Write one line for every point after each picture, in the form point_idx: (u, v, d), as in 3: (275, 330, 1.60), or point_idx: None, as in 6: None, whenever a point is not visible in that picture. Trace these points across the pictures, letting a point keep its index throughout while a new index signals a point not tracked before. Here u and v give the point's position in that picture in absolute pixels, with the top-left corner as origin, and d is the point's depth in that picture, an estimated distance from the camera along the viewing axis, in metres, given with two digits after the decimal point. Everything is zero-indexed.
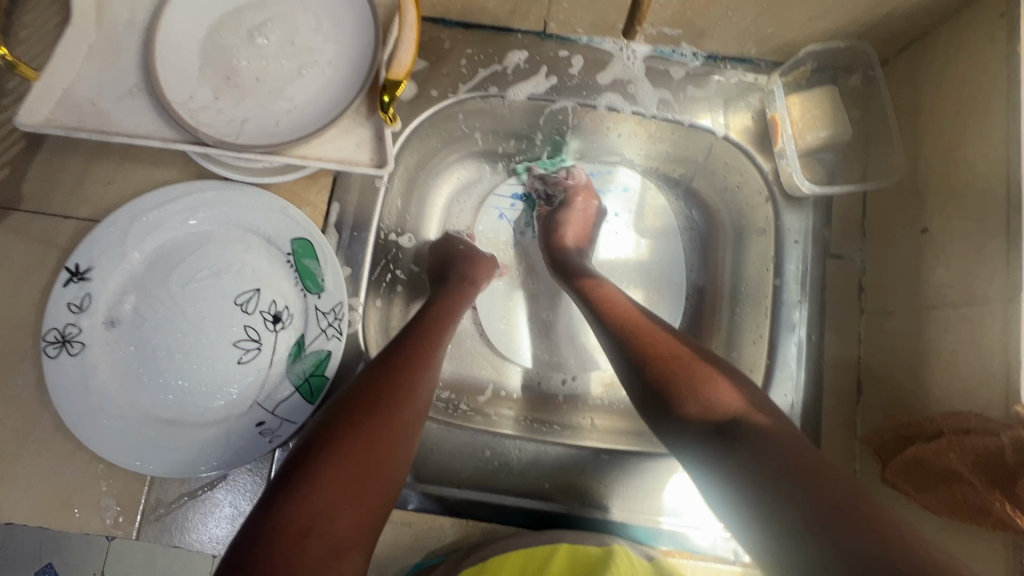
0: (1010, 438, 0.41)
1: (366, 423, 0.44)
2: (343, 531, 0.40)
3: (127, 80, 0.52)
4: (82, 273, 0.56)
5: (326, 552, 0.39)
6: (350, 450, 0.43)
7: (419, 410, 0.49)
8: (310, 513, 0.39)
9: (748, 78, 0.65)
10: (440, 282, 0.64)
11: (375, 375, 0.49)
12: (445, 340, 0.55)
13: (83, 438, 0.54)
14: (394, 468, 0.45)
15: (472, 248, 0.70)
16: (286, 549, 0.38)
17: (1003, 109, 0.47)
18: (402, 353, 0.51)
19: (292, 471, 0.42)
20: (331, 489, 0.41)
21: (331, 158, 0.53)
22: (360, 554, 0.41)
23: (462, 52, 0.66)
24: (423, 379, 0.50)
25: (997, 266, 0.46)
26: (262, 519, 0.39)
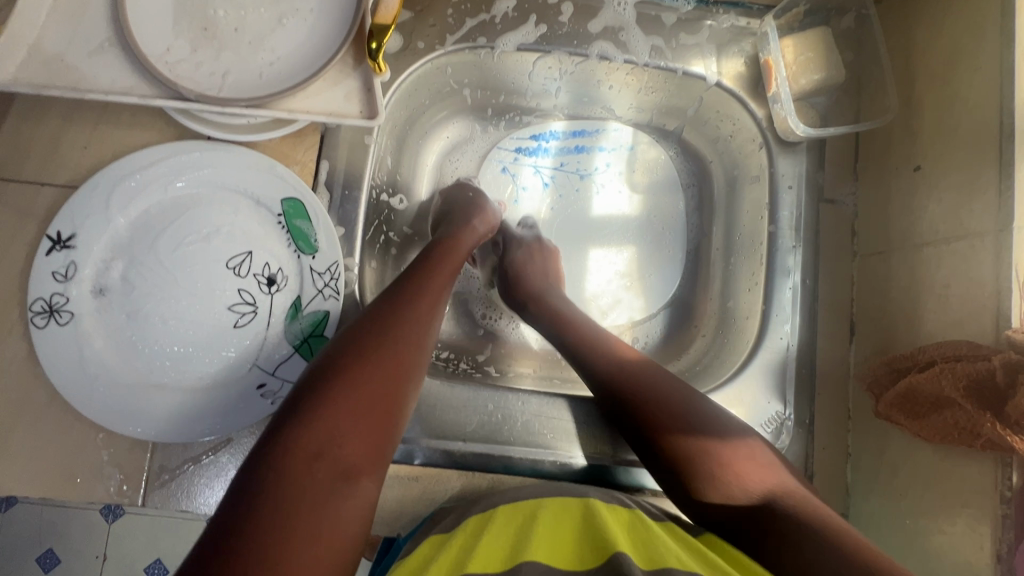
0: (1001, 361, 0.42)
1: (373, 355, 0.45)
2: (353, 458, 0.40)
3: (98, 34, 0.50)
4: (65, 241, 0.54)
5: (336, 476, 0.39)
6: (358, 381, 0.43)
7: (426, 349, 0.49)
8: (320, 439, 0.40)
9: (741, 23, 0.64)
10: (442, 225, 0.64)
11: (381, 310, 0.49)
12: (449, 280, 0.55)
13: (81, 407, 0.53)
14: (403, 402, 0.45)
15: (482, 197, 0.69)
16: (296, 469, 0.38)
17: (998, 40, 0.47)
18: (409, 291, 0.51)
19: (300, 402, 0.42)
20: (340, 417, 0.41)
21: (320, 111, 0.51)
22: (372, 482, 0.41)
23: (448, 1, 0.63)
24: (428, 317, 0.50)
25: (990, 198, 0.47)
26: (269, 445, 0.39)
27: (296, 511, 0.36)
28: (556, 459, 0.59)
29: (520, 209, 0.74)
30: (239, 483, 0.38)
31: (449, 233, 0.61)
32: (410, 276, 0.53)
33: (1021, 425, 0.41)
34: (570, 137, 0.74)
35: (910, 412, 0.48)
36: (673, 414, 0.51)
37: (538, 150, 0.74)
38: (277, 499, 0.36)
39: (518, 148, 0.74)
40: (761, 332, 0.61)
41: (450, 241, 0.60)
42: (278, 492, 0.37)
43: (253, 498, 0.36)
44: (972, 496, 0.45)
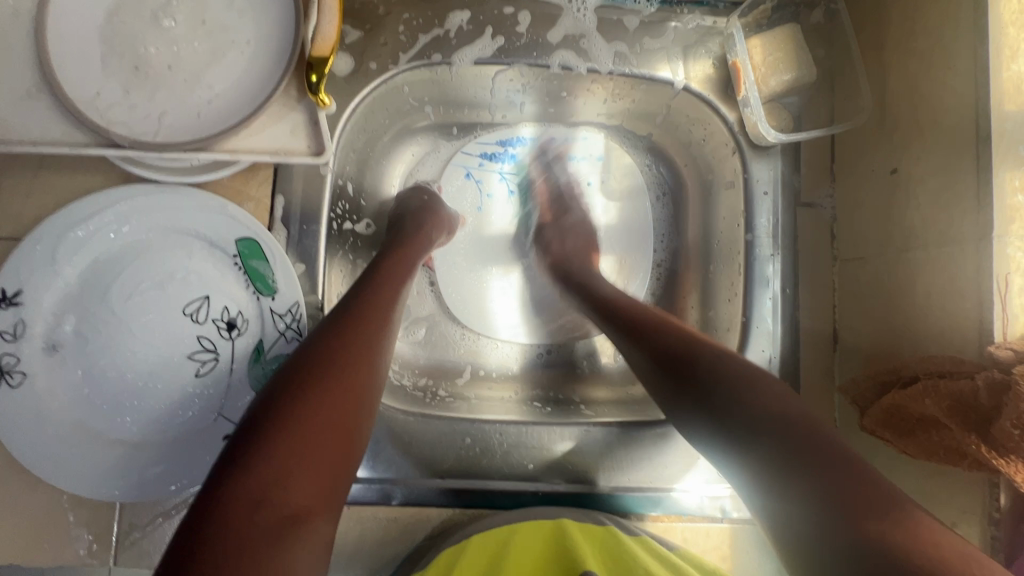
0: (984, 380, 0.41)
1: (317, 385, 0.42)
2: (302, 501, 0.38)
3: (21, 80, 0.47)
4: (11, 298, 0.51)
5: (282, 523, 0.36)
6: (302, 416, 0.40)
7: (378, 372, 0.46)
8: (263, 484, 0.37)
9: (707, 23, 0.61)
10: (394, 234, 0.61)
11: (325, 334, 0.46)
12: (399, 291, 0.53)
13: (40, 470, 0.51)
14: (353, 432, 0.42)
15: (435, 200, 0.66)
16: (236, 522, 0.35)
17: (971, 37, 0.45)
18: (355, 309, 0.48)
19: (241, 445, 0.39)
20: (284, 456, 0.38)
21: (264, 151, 0.49)
22: (325, 523, 0.38)
23: (399, 18, 0.60)
24: (380, 337, 0.48)
25: (969, 204, 0.44)
26: (208, 496, 0.36)
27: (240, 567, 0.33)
28: (537, 489, 0.58)
29: (485, 217, 0.72)
30: (178, 543, 0.35)
31: (400, 242, 0.59)
32: (357, 293, 0.50)
33: (1007, 448, 0.39)
34: (540, 144, 0.71)
35: (896, 429, 0.46)
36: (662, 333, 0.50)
37: (505, 156, 0.71)
38: (218, 557, 0.34)
39: (483, 153, 0.71)
40: (742, 346, 0.59)
41: (403, 251, 0.57)
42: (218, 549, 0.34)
43: (193, 558, 0.34)
44: (960, 516, 0.44)
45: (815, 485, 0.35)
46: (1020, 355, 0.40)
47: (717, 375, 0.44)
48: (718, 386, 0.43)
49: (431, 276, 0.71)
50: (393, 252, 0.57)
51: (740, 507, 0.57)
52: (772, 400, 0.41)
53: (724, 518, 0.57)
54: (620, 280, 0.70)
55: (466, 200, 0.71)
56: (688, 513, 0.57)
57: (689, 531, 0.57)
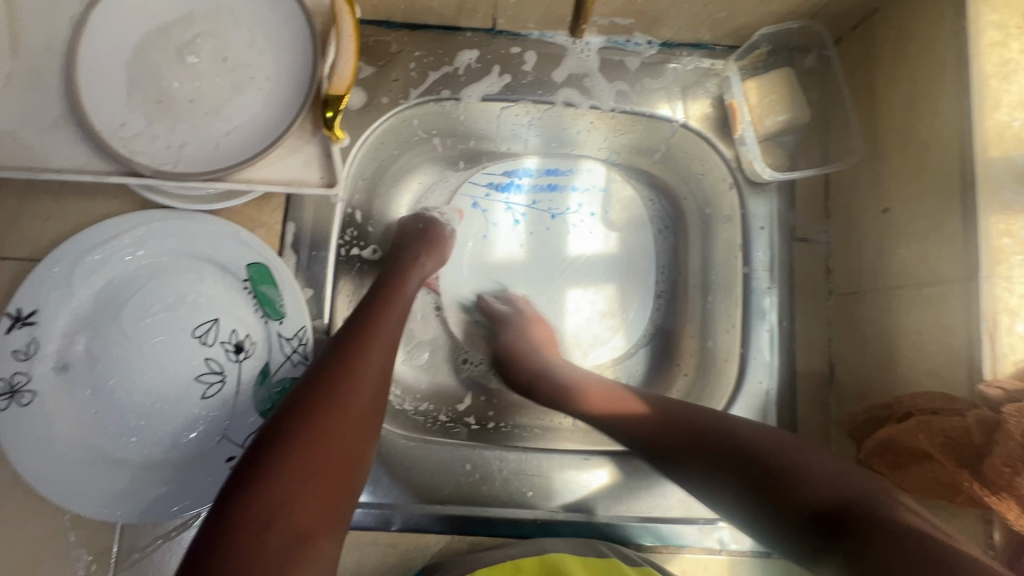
0: (975, 417, 0.41)
1: (322, 406, 0.43)
2: (308, 519, 0.39)
3: (51, 111, 0.49)
4: (26, 318, 0.53)
5: (289, 541, 0.37)
6: (308, 438, 0.41)
7: (381, 392, 0.48)
8: (271, 503, 0.38)
9: (705, 64, 0.64)
10: (393, 257, 0.62)
11: (330, 358, 0.47)
12: (401, 317, 0.54)
13: (45, 489, 0.52)
14: (357, 450, 0.44)
15: (432, 223, 0.67)
16: (246, 544, 0.36)
17: (955, 87, 0.47)
18: (359, 334, 0.50)
19: (249, 466, 0.40)
20: (290, 476, 0.39)
21: (279, 180, 0.51)
22: (329, 540, 0.39)
23: (410, 56, 0.63)
24: (383, 361, 0.49)
25: (956, 245, 0.46)
26: (218, 516, 0.38)
27: None
28: (534, 517, 0.57)
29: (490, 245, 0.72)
30: (191, 561, 0.36)
31: (400, 267, 0.61)
32: (361, 317, 0.52)
33: (998, 485, 0.40)
34: (544, 175, 0.73)
35: (891, 464, 0.47)
36: (666, 412, 0.51)
37: (511, 186, 0.73)
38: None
39: (490, 182, 0.72)
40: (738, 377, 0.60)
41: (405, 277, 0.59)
42: (230, 566, 0.36)
43: (205, 574, 0.35)
44: None
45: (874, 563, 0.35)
46: (1009, 394, 0.41)
47: (757, 444, 0.45)
48: (762, 474, 0.44)
49: (436, 299, 0.72)
50: (394, 278, 0.59)
51: (740, 539, 0.57)
52: (807, 465, 0.43)
53: (722, 549, 0.57)
54: (619, 310, 0.71)
55: (470, 230, 0.72)
56: (687, 545, 0.57)
57: (688, 563, 0.57)
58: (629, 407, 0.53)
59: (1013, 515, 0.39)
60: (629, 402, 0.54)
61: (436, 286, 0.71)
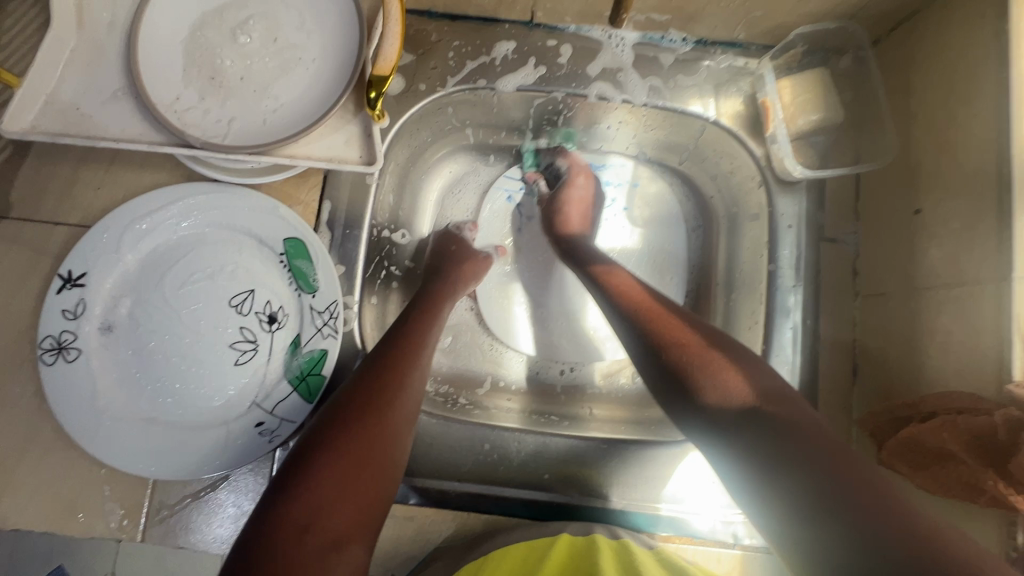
0: (1003, 416, 0.41)
1: (357, 419, 0.45)
2: (342, 526, 0.40)
3: (112, 83, 0.52)
4: (76, 279, 0.56)
5: (325, 546, 0.39)
6: (343, 448, 0.43)
7: (412, 407, 0.49)
8: (307, 510, 0.40)
9: (738, 63, 0.65)
10: (431, 279, 0.64)
11: (365, 373, 0.49)
12: (433, 335, 0.56)
13: (87, 443, 0.54)
14: (390, 463, 0.45)
15: (464, 247, 0.69)
16: (284, 548, 0.38)
17: (994, 89, 0.47)
18: (392, 350, 0.51)
19: (288, 474, 0.42)
20: (326, 486, 0.41)
21: (320, 157, 0.52)
22: (362, 549, 0.41)
23: (449, 45, 0.65)
24: (415, 377, 0.50)
25: (990, 247, 0.46)
26: (259, 525, 0.39)
27: None
28: (550, 499, 0.59)
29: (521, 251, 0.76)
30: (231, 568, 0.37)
31: (431, 290, 0.62)
32: (395, 335, 0.54)
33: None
34: None
35: (913, 464, 0.47)
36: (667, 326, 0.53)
37: (544, 183, 0.76)
38: None
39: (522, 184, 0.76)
40: None
41: (432, 298, 0.61)
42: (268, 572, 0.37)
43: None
44: None
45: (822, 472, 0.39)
46: None
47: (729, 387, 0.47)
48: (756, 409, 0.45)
49: (471, 303, 0.74)
50: (423, 299, 0.60)
51: (753, 534, 0.58)
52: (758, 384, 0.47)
53: (735, 544, 0.58)
54: None
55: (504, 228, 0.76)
56: (699, 537, 0.58)
57: (699, 555, 0.58)
58: (666, 319, 0.54)
59: None
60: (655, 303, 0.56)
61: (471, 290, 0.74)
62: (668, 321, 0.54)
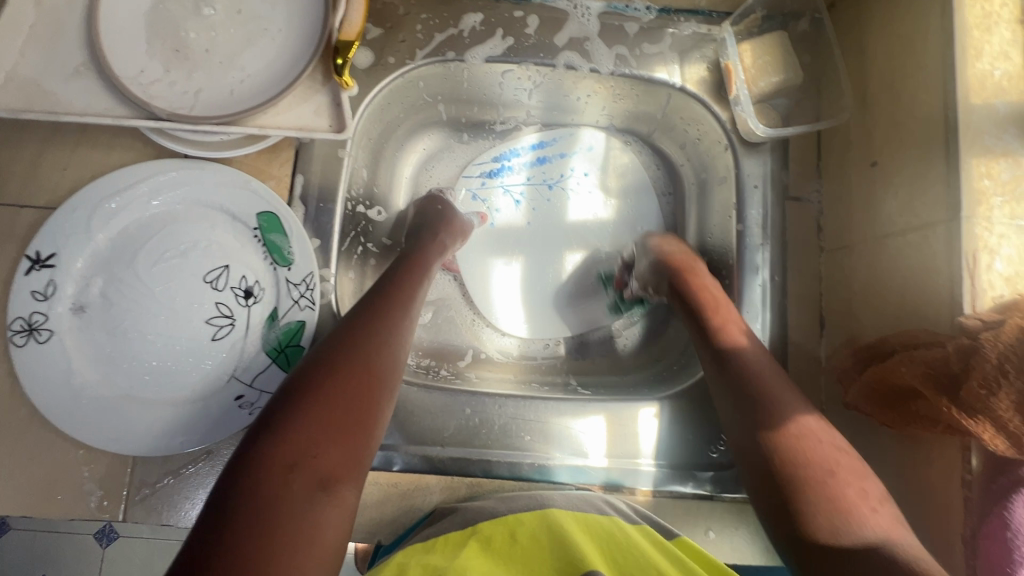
0: (954, 346, 0.43)
1: (344, 366, 0.45)
2: (330, 468, 0.41)
3: (74, 58, 0.51)
4: (44, 260, 0.55)
5: (312, 486, 0.39)
6: (331, 391, 0.43)
7: (400, 355, 0.50)
8: (294, 450, 0.40)
9: (702, 30, 0.66)
10: (414, 237, 0.65)
11: (353, 322, 0.50)
12: (420, 291, 0.57)
13: (64, 424, 0.54)
14: (377, 411, 0.46)
15: (450, 207, 0.70)
16: (271, 483, 0.38)
17: (940, 39, 0.49)
18: (379, 302, 0.52)
19: (274, 414, 0.42)
20: (313, 429, 0.41)
21: (290, 126, 0.53)
22: (350, 491, 0.41)
23: (416, 18, 0.65)
24: (402, 328, 0.51)
25: (939, 189, 0.48)
26: (245, 462, 0.39)
27: (273, 520, 0.37)
28: (532, 461, 0.59)
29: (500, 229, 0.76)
30: (216, 502, 0.38)
31: (416, 248, 0.62)
32: (382, 288, 0.54)
33: (975, 409, 0.41)
34: (542, 146, 0.76)
35: (878, 403, 0.49)
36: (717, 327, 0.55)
37: (503, 170, 0.77)
38: (256, 512, 0.37)
39: (495, 160, 0.77)
40: None
41: (421, 255, 0.61)
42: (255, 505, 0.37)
43: (228, 517, 0.37)
44: (938, 483, 0.46)
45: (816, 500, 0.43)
46: (987, 323, 0.42)
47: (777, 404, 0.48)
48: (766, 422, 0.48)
49: (453, 276, 0.75)
50: (411, 255, 0.61)
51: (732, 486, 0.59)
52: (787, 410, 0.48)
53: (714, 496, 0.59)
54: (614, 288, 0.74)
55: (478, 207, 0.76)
56: (680, 493, 0.59)
57: (682, 510, 0.58)
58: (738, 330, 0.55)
59: (988, 437, 0.41)
60: (728, 313, 0.57)
61: (454, 267, 0.74)
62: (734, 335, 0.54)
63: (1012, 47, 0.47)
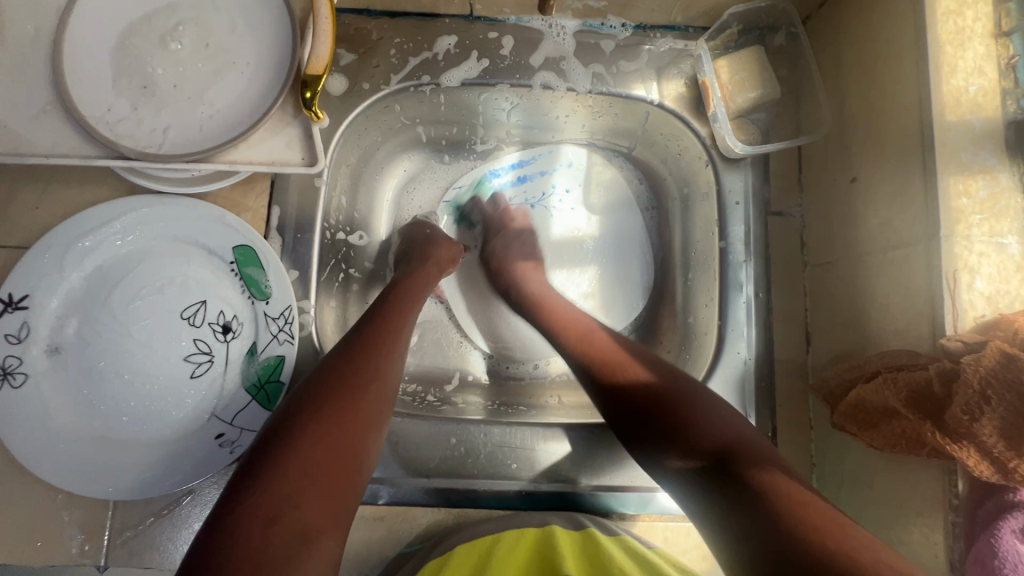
0: (936, 369, 0.42)
1: (327, 411, 0.44)
2: (313, 517, 0.40)
3: (39, 98, 0.51)
4: (17, 302, 0.54)
5: (292, 539, 0.38)
6: (314, 437, 0.43)
7: (387, 394, 0.49)
8: (275, 502, 0.39)
9: (678, 46, 0.65)
10: (403, 265, 0.64)
11: (337, 360, 0.49)
12: (409, 323, 0.56)
13: (40, 470, 0.53)
14: (364, 454, 0.45)
15: (438, 232, 0.70)
16: (249, 539, 0.37)
17: (913, 55, 0.49)
18: (365, 339, 0.51)
19: (255, 462, 0.41)
20: (294, 477, 0.40)
21: (261, 161, 0.52)
22: (334, 541, 0.40)
23: (390, 42, 0.65)
24: (389, 364, 0.50)
25: (918, 207, 0.47)
26: (224, 515, 0.39)
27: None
28: (520, 488, 0.59)
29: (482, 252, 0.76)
30: (194, 559, 0.37)
31: (406, 272, 0.63)
32: (368, 323, 0.53)
33: (959, 434, 0.41)
34: (524, 164, 0.75)
35: (863, 425, 0.48)
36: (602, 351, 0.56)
37: (484, 192, 0.76)
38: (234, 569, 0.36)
39: (475, 181, 0.76)
40: (718, 348, 0.61)
41: (410, 284, 0.60)
42: (234, 562, 0.36)
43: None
44: (925, 505, 0.45)
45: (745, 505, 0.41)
46: (969, 346, 0.42)
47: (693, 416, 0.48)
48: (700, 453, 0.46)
49: (441, 303, 0.74)
50: (399, 284, 0.60)
51: None
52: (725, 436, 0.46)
53: None
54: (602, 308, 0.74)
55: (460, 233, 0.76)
56: (669, 513, 0.58)
57: (670, 530, 0.58)
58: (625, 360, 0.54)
59: (974, 462, 0.40)
60: (596, 335, 0.58)
61: (442, 293, 0.74)
62: (611, 353, 0.55)
63: (986, 61, 0.46)
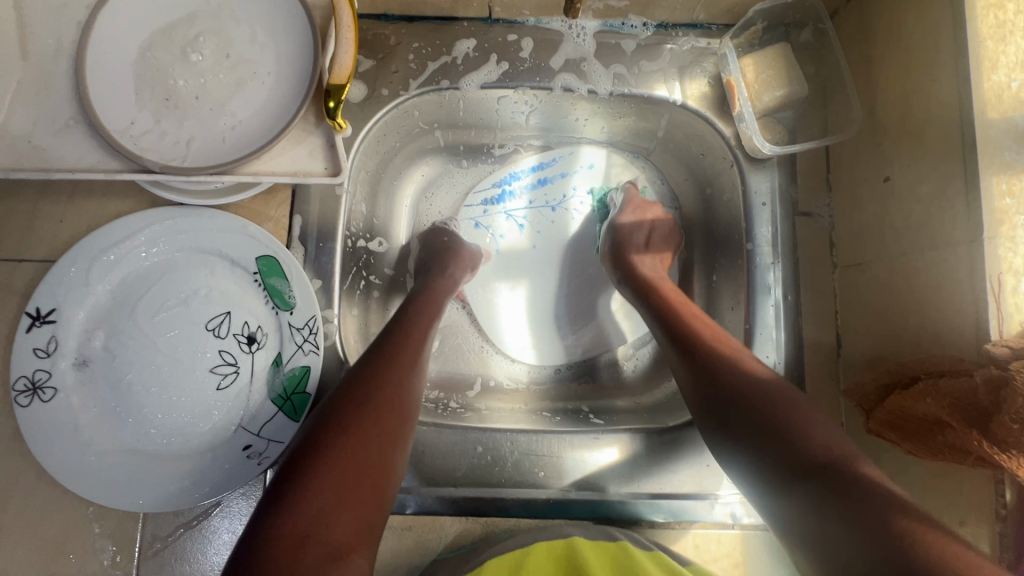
0: (982, 376, 0.41)
1: (354, 426, 0.44)
2: (343, 537, 0.39)
3: (62, 112, 0.50)
4: (45, 316, 0.54)
5: (325, 559, 0.38)
6: (341, 454, 0.42)
7: (410, 407, 0.48)
8: (305, 522, 0.39)
9: (701, 44, 0.64)
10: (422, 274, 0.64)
11: (361, 374, 0.48)
12: (429, 334, 0.55)
13: (71, 483, 0.53)
14: (388, 470, 0.44)
15: (457, 239, 0.69)
16: (282, 559, 0.37)
17: (953, 50, 0.47)
18: (387, 351, 0.51)
19: (284, 481, 0.41)
20: (324, 495, 0.40)
21: (285, 172, 0.52)
22: (363, 558, 0.40)
23: (408, 47, 0.64)
24: (412, 377, 0.50)
25: (959, 209, 0.46)
26: (256, 536, 0.39)
27: None
28: (547, 497, 0.58)
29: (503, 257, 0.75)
30: None
31: (427, 282, 0.62)
32: (390, 335, 0.53)
33: (1008, 443, 0.39)
34: (542, 167, 0.75)
35: (903, 432, 0.47)
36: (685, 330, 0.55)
37: (505, 196, 0.75)
38: None
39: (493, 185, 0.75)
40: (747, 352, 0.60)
41: (429, 294, 0.60)
42: None
43: None
44: (969, 514, 0.44)
45: (837, 500, 0.38)
46: (1016, 352, 0.41)
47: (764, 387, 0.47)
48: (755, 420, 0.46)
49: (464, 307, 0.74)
50: (420, 294, 0.60)
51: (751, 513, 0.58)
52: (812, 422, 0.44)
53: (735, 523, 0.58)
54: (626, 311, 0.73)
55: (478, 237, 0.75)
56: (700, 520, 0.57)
57: (700, 538, 0.57)
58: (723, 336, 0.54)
59: None
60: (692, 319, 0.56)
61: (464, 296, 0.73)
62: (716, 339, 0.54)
63: None
